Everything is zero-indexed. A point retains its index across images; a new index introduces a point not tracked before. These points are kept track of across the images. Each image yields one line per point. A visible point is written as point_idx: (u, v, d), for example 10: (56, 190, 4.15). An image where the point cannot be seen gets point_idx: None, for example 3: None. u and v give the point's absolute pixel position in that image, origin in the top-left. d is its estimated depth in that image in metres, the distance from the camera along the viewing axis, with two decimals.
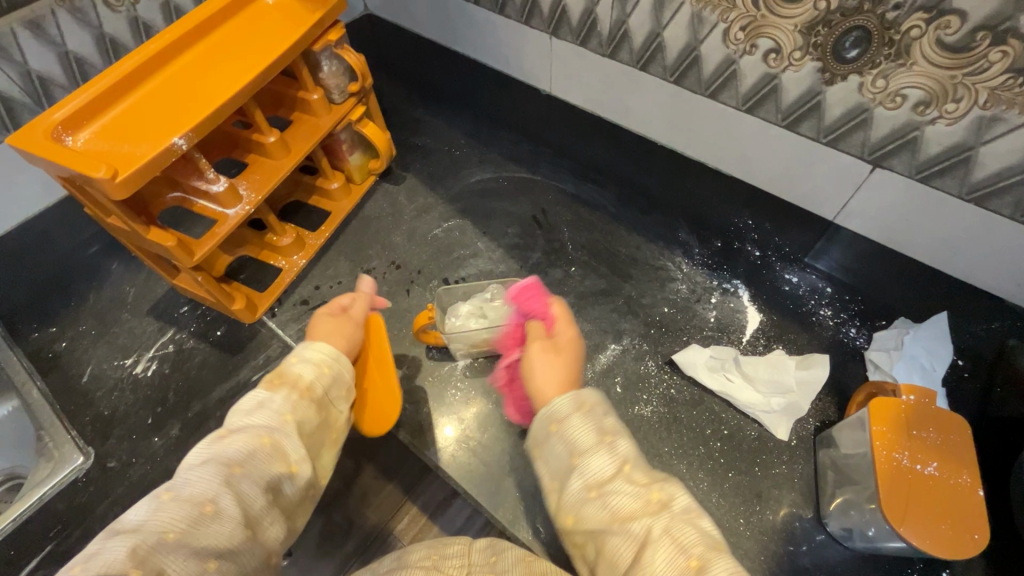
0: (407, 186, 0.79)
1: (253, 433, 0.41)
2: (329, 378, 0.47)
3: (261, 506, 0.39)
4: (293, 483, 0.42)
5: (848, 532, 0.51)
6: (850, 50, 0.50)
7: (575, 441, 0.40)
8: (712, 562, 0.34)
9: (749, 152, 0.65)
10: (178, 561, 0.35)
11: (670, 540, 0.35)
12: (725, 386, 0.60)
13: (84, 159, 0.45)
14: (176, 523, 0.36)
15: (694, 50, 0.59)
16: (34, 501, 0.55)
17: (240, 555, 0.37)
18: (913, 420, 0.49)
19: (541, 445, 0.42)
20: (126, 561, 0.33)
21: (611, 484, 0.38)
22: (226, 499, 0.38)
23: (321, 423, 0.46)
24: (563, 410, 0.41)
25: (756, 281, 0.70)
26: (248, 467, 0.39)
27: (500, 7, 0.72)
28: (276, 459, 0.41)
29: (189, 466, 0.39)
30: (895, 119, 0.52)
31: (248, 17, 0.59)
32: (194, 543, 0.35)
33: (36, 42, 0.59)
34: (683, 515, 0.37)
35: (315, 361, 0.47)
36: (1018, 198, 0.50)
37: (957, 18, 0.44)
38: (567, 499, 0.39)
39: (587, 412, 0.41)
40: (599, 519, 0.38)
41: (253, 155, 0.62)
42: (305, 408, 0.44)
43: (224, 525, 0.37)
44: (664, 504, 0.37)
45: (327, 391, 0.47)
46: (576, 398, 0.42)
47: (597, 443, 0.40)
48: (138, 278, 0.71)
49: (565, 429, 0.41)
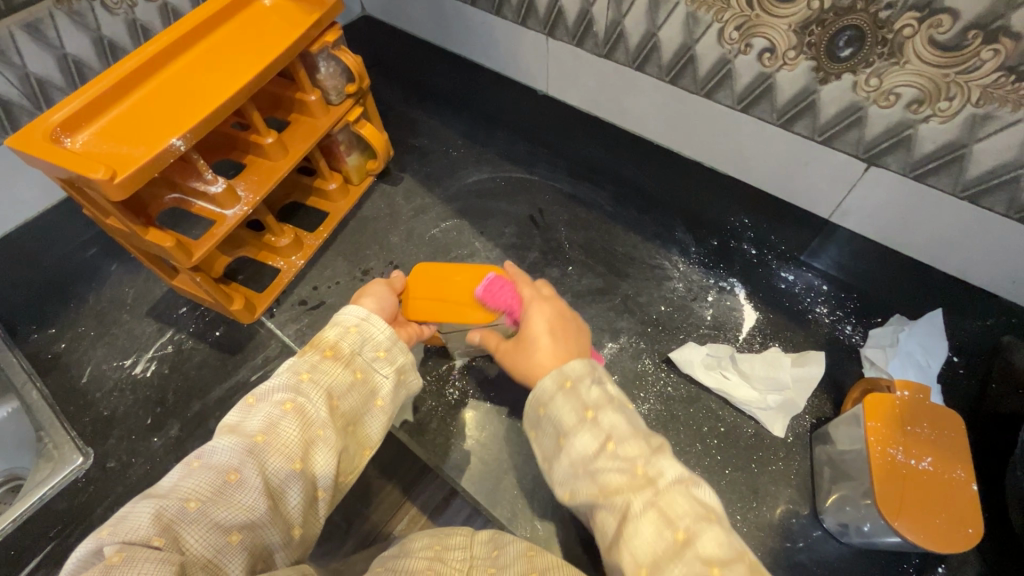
0: (405, 187, 0.80)
1: (277, 401, 0.41)
2: (359, 338, 0.46)
3: (284, 476, 0.39)
4: (320, 449, 0.41)
5: (844, 527, 0.51)
6: (844, 49, 0.50)
7: (561, 421, 0.42)
8: (697, 535, 0.36)
9: (745, 151, 0.65)
10: (201, 530, 0.35)
11: (655, 513, 0.37)
12: (722, 383, 0.60)
13: (82, 161, 0.45)
14: (200, 491, 0.36)
15: (690, 50, 0.59)
16: (35, 501, 0.56)
17: (263, 527, 0.38)
18: (908, 415, 0.50)
19: (536, 427, 0.44)
20: (150, 527, 0.34)
21: (598, 461, 0.40)
22: (249, 468, 0.38)
23: (353, 385, 0.44)
24: (545, 392, 0.43)
25: (753, 278, 0.70)
26: (271, 436, 0.39)
27: (496, 8, 0.73)
28: (300, 427, 0.41)
29: (219, 434, 0.40)
30: (889, 117, 0.52)
31: (245, 19, 0.59)
32: (215, 512, 0.36)
33: (35, 45, 0.59)
34: (669, 488, 0.38)
35: (345, 323, 0.46)
36: (1012, 195, 0.51)
37: (949, 17, 0.44)
38: (559, 476, 0.42)
39: (571, 392, 0.42)
40: (589, 493, 0.40)
41: (251, 156, 0.62)
42: (336, 370, 0.44)
43: (245, 495, 0.37)
44: (650, 479, 0.38)
45: (357, 352, 0.45)
46: (559, 374, 0.43)
47: (580, 423, 0.41)
48: (137, 279, 0.71)
49: (551, 411, 0.42)
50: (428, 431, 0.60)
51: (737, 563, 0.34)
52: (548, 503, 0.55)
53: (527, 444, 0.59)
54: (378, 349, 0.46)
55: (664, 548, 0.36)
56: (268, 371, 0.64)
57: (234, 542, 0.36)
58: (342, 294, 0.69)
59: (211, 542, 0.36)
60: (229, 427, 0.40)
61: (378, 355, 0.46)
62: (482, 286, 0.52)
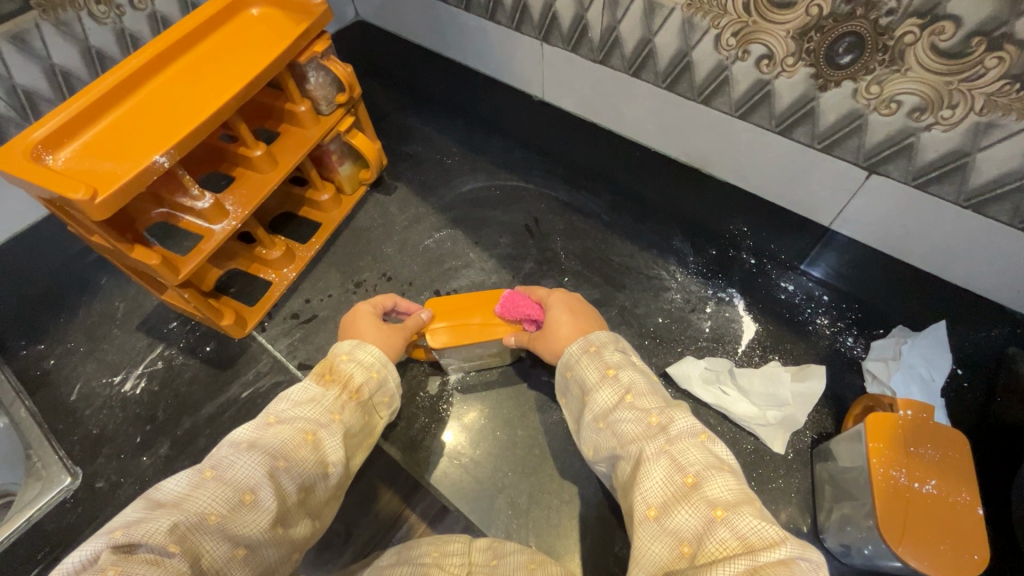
0: (400, 197, 0.78)
1: (299, 428, 0.41)
2: (377, 383, 0.48)
3: (292, 503, 0.39)
4: (325, 484, 0.41)
5: (846, 548, 0.50)
6: (844, 55, 0.49)
7: (585, 380, 0.46)
8: (706, 481, 0.36)
9: (743, 158, 0.64)
10: (214, 543, 0.34)
11: (666, 459, 0.38)
12: (721, 399, 0.59)
13: (61, 180, 0.44)
14: (218, 504, 0.35)
15: (687, 56, 0.58)
16: (23, 522, 0.55)
17: (267, 550, 0.37)
18: (912, 436, 0.49)
19: (566, 390, 0.49)
20: (166, 535, 0.32)
21: (615, 412, 0.43)
22: (266, 490, 0.37)
23: (359, 429, 0.46)
24: (571, 356, 0.48)
25: (752, 289, 0.68)
26: (291, 462, 0.39)
27: (490, 13, 0.71)
28: (317, 459, 0.41)
29: (236, 449, 0.39)
30: (891, 125, 0.51)
31: (232, 30, 0.58)
32: (231, 528, 0.35)
33: (21, 56, 0.58)
34: (681, 436, 0.39)
35: (370, 366, 0.48)
36: (1017, 205, 0.49)
37: (952, 23, 0.43)
38: (584, 432, 0.45)
39: (595, 354, 0.47)
40: (609, 444, 0.42)
41: (239, 168, 0.61)
42: (352, 413, 0.45)
43: (261, 516, 0.36)
44: (662, 427, 0.40)
45: (373, 395, 0.48)
46: (584, 341, 0.48)
47: (602, 379, 0.45)
48: (127, 293, 0.70)
49: (577, 372, 0.47)
50: (424, 446, 0.59)
51: (744, 505, 0.34)
52: (545, 520, 0.55)
53: (521, 462, 0.58)
54: (384, 396, 0.49)
55: (674, 491, 0.36)
56: (259, 388, 0.63)
57: (239, 561, 0.35)
58: (335, 308, 0.68)
59: (218, 557, 0.34)
60: (246, 443, 0.39)
61: (383, 401, 0.49)
62: (499, 304, 0.58)
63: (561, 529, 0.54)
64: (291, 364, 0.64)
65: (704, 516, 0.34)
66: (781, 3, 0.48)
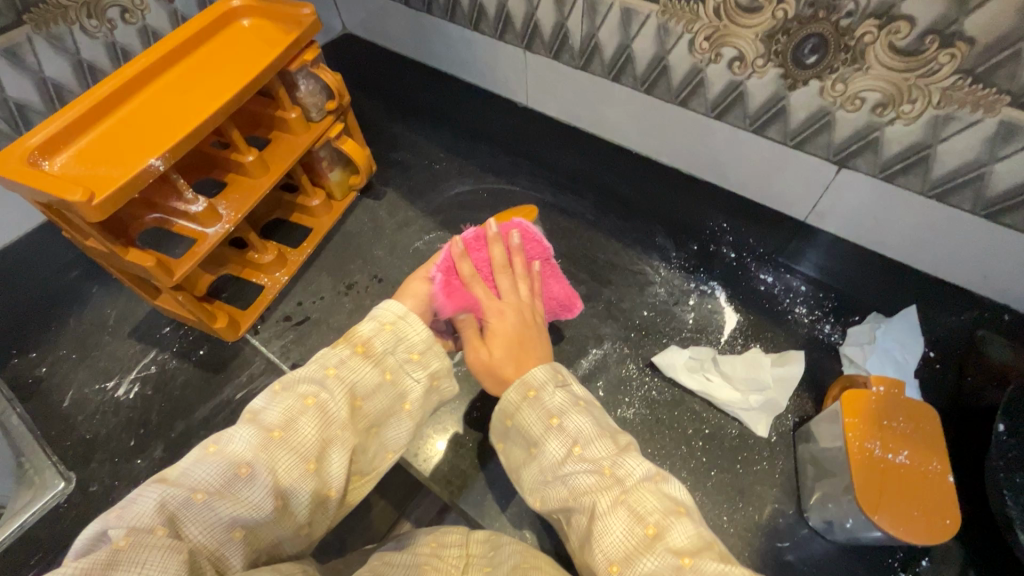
0: (388, 202, 0.80)
1: (300, 394, 0.41)
2: (392, 337, 0.46)
3: (296, 476, 0.38)
4: (338, 453, 0.41)
5: (829, 524, 0.51)
6: (809, 56, 0.52)
7: (529, 431, 0.45)
8: (666, 529, 0.37)
9: (721, 157, 0.67)
10: (202, 524, 0.35)
11: (624, 510, 0.39)
12: (705, 386, 0.60)
13: (59, 183, 0.45)
14: (209, 481, 0.36)
15: (663, 60, 0.61)
16: (16, 529, 0.55)
17: (267, 527, 0.37)
18: (884, 410, 0.51)
19: (507, 437, 0.48)
20: (154, 516, 0.34)
21: (566, 467, 0.42)
22: (262, 464, 0.37)
23: (381, 386, 0.45)
24: (509, 405, 0.46)
25: (732, 281, 0.69)
26: (287, 433, 0.39)
27: (474, 23, 0.75)
28: (319, 421, 0.40)
29: (240, 421, 0.39)
30: (857, 121, 0.54)
31: (224, 40, 0.60)
32: (221, 508, 0.36)
33: (13, 69, 0.60)
34: (637, 484, 0.40)
35: (382, 319, 0.47)
36: (977, 192, 0.52)
37: (907, 23, 0.46)
38: (530, 481, 0.45)
39: (534, 401, 0.46)
40: (560, 497, 0.42)
41: (230, 174, 0.63)
42: (363, 368, 0.44)
43: (254, 491, 0.36)
44: (617, 478, 0.40)
45: (388, 352, 0.46)
46: (523, 384, 0.47)
47: (546, 431, 0.44)
48: (119, 300, 0.70)
49: (521, 421, 0.46)
50: (419, 443, 0.60)
51: (706, 551, 0.36)
52: (536, 511, 0.56)
53: None
54: (412, 352, 0.47)
55: (636, 543, 0.37)
56: (253, 389, 0.64)
57: (236, 542, 0.36)
58: (327, 310, 0.69)
59: (214, 538, 0.35)
60: (251, 414, 0.40)
61: (411, 357, 0.47)
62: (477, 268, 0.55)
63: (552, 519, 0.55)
64: (283, 365, 0.65)
65: (672, 565, 0.35)
66: (749, 7, 0.51)
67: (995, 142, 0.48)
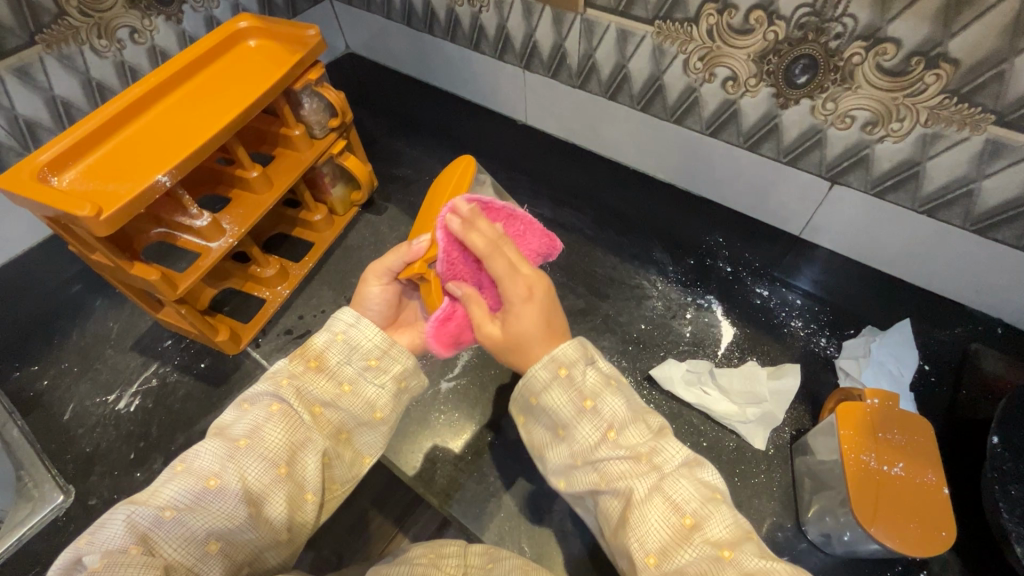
0: (390, 217, 0.81)
1: (264, 402, 0.42)
2: (344, 346, 0.45)
3: (267, 482, 0.39)
4: (310, 456, 0.41)
5: (827, 538, 0.52)
6: (800, 76, 0.53)
7: (557, 413, 0.43)
8: (705, 519, 0.38)
9: (716, 174, 0.68)
10: (176, 540, 0.36)
11: (661, 498, 0.39)
12: (702, 399, 0.61)
13: (67, 199, 0.46)
14: (178, 499, 0.37)
15: (658, 80, 0.63)
16: (12, 543, 0.54)
17: (245, 538, 0.38)
18: (879, 423, 0.51)
19: (529, 413, 0.45)
20: (125, 536, 0.35)
21: (599, 451, 0.41)
22: (230, 474, 0.38)
23: (342, 397, 0.44)
24: (538, 382, 0.43)
25: (729, 296, 0.69)
26: (253, 441, 0.40)
27: (474, 44, 0.77)
28: (284, 426, 0.41)
29: (206, 438, 0.40)
30: (848, 138, 0.55)
31: (231, 60, 0.62)
32: (191, 523, 0.36)
33: (24, 88, 0.61)
34: (673, 473, 0.40)
35: (334, 329, 0.45)
36: (967, 208, 0.53)
37: (893, 45, 0.47)
38: (555, 463, 0.44)
39: (566, 381, 0.43)
40: (590, 480, 0.42)
41: (235, 189, 0.64)
42: (320, 379, 0.43)
43: (223, 502, 0.37)
44: (654, 464, 0.41)
45: (343, 364, 0.44)
46: (551, 361, 0.43)
47: (579, 413, 0.42)
48: (121, 313, 0.71)
49: (546, 402, 0.43)
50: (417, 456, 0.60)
51: (745, 543, 0.37)
52: (534, 525, 0.56)
53: (512, 466, 0.59)
54: (368, 358, 0.45)
55: (673, 533, 0.38)
56: None
57: (214, 555, 0.37)
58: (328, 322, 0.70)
59: (190, 553, 0.36)
60: (219, 429, 0.41)
61: (369, 364, 0.45)
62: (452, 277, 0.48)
63: (549, 531, 0.56)
64: None
65: (711, 556, 0.36)
66: (741, 29, 0.53)
67: (982, 159, 0.50)
